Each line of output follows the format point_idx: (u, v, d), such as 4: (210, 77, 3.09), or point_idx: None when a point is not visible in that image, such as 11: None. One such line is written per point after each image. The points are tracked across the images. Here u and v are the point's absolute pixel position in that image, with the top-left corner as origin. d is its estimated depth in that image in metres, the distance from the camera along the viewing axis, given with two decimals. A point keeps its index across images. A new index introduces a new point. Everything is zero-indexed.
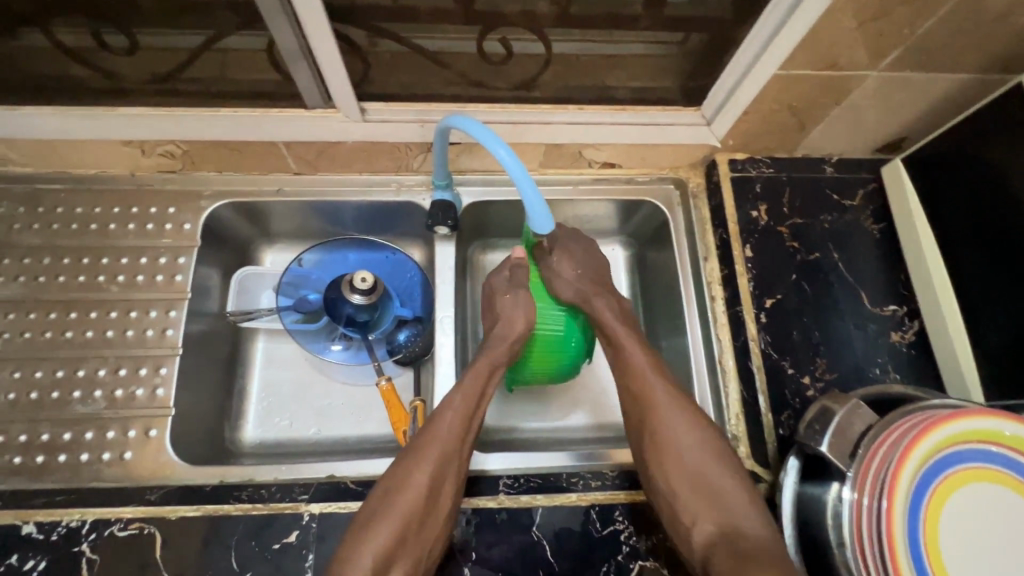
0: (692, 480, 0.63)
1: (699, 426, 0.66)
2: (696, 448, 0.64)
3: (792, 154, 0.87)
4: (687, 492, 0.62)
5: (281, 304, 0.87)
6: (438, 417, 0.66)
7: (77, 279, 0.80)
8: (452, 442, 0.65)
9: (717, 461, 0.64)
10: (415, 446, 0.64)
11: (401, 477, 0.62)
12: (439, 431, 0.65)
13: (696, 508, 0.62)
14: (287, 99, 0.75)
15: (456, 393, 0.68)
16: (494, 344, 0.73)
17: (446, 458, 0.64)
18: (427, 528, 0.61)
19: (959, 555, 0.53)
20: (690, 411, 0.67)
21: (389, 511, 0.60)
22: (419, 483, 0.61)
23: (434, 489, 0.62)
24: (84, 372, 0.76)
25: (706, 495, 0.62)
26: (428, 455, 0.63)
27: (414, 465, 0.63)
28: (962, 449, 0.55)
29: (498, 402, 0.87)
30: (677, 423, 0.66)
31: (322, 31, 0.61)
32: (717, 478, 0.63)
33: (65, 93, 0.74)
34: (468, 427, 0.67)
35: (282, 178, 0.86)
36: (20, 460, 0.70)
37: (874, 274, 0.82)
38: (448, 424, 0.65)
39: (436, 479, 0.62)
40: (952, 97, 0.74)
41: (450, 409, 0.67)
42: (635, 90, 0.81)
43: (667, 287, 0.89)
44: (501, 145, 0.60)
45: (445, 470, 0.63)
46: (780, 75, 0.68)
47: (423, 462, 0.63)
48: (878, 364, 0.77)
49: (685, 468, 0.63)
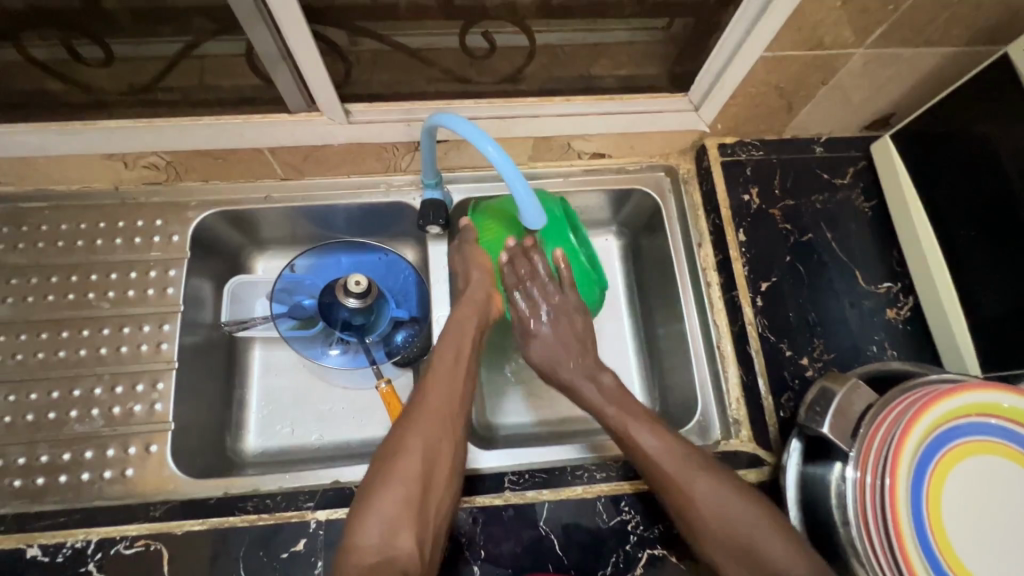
0: (735, 544, 0.60)
1: (727, 489, 0.62)
2: (731, 514, 0.61)
3: (781, 135, 0.87)
4: (730, 560, 0.60)
5: (275, 311, 0.86)
6: (426, 384, 0.68)
7: (66, 297, 0.79)
8: (442, 405, 0.66)
9: (754, 519, 0.60)
10: (408, 415, 0.65)
11: (397, 445, 0.63)
12: (429, 396, 0.66)
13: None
14: (268, 104, 0.73)
15: (436, 357, 0.70)
16: (461, 308, 0.75)
17: (437, 418, 0.65)
18: (430, 489, 0.61)
19: (962, 528, 0.54)
20: (712, 472, 0.63)
21: (390, 478, 0.61)
22: (415, 445, 0.62)
23: (433, 452, 0.63)
24: (80, 392, 0.75)
25: (754, 561, 0.59)
26: (421, 419, 0.64)
27: (407, 431, 0.64)
28: (962, 424, 0.55)
29: (493, 397, 0.87)
30: (692, 486, 0.62)
31: (301, 32, 0.60)
32: (766, 543, 0.59)
33: (41, 109, 0.72)
34: (456, 388, 0.68)
35: (269, 185, 0.84)
36: (21, 483, 0.70)
37: (868, 252, 0.82)
38: (437, 388, 0.67)
39: (431, 441, 0.63)
40: (940, 71, 0.74)
41: (435, 374, 0.68)
42: (621, 79, 0.80)
43: (662, 275, 0.89)
44: (488, 142, 0.59)
45: (441, 432, 0.64)
46: (767, 57, 0.68)
47: (414, 426, 0.64)
48: (875, 342, 0.78)
49: (720, 538, 0.61)
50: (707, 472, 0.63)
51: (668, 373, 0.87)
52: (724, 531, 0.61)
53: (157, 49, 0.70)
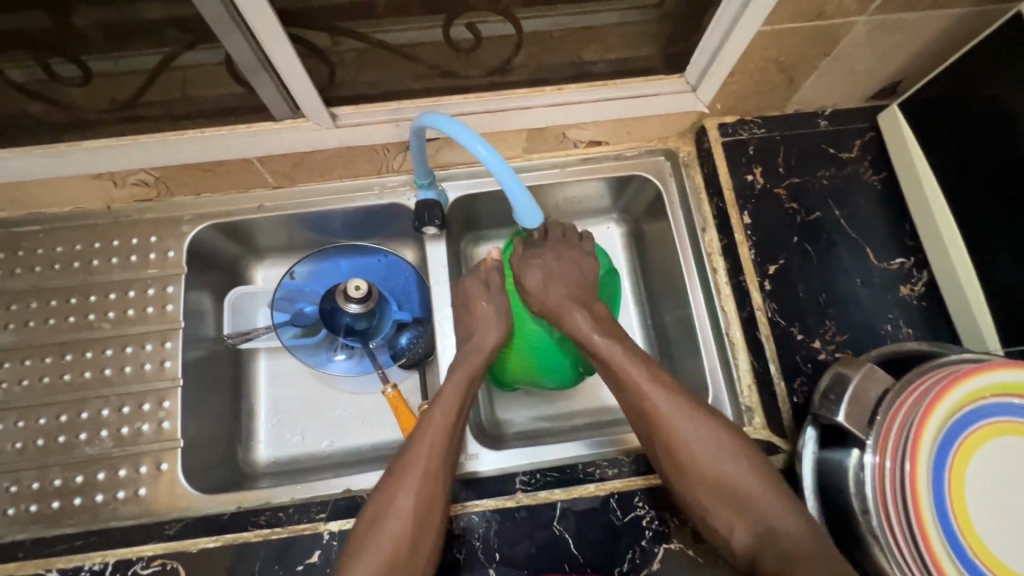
0: (726, 490, 0.62)
1: (724, 439, 0.64)
2: (723, 459, 0.63)
3: (783, 111, 0.84)
4: (717, 504, 0.62)
5: (277, 320, 0.86)
6: (417, 436, 0.65)
7: (67, 320, 0.78)
8: (436, 459, 0.64)
9: (745, 465, 0.63)
10: (399, 468, 0.64)
11: (387, 503, 0.61)
12: (421, 448, 0.64)
13: (735, 520, 0.61)
14: (253, 112, 0.71)
15: (436, 409, 0.67)
16: (467, 359, 0.72)
17: (430, 475, 0.63)
18: (419, 550, 0.60)
19: (986, 513, 0.52)
20: (715, 426, 0.64)
21: (378, 540, 0.59)
22: (406, 505, 0.61)
23: (421, 511, 0.61)
24: (88, 414, 0.75)
25: (740, 503, 0.61)
26: (411, 476, 0.62)
27: (400, 488, 0.62)
28: (987, 405, 0.54)
29: (498, 393, 0.86)
30: (686, 427, 0.64)
31: (277, 36, 0.58)
32: (751, 486, 0.62)
33: (23, 131, 0.71)
34: (450, 441, 0.66)
35: (262, 194, 0.83)
36: (36, 507, 0.70)
37: (878, 227, 0.80)
38: (428, 442, 0.65)
39: (423, 500, 0.61)
40: (950, 32, 0.70)
41: (431, 424, 0.66)
42: (614, 62, 0.77)
43: (665, 261, 0.87)
44: (478, 141, 0.57)
45: (431, 490, 0.62)
46: (765, 31, 0.65)
47: (407, 483, 0.62)
48: (890, 320, 0.75)
49: (708, 480, 0.62)
50: (710, 427, 0.64)
51: (677, 361, 0.85)
52: (714, 476, 0.62)
53: (133, 63, 0.69)
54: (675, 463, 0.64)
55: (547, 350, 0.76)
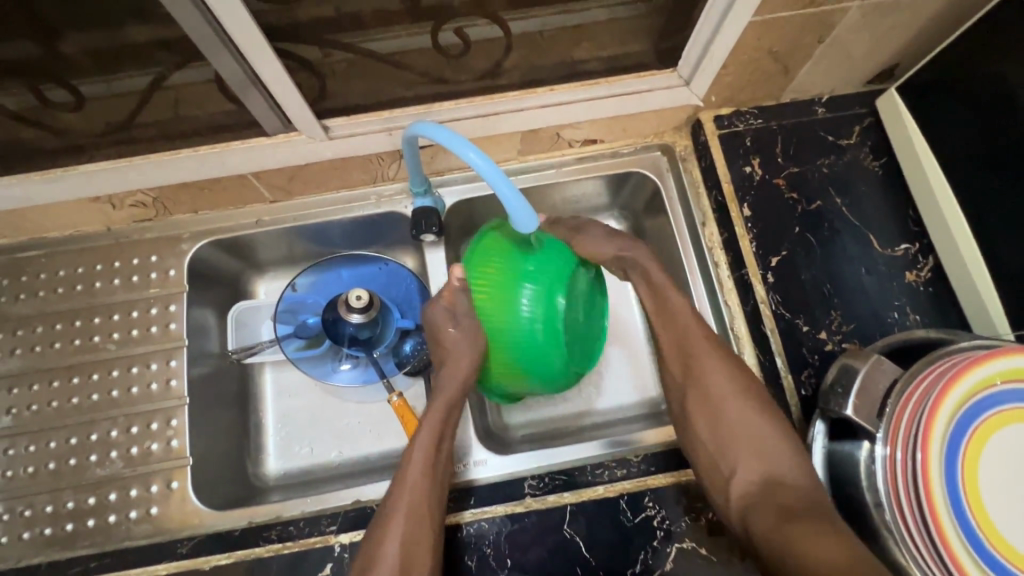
0: (739, 437, 0.63)
1: (746, 380, 0.66)
2: (741, 401, 0.64)
3: (779, 100, 0.83)
4: (730, 450, 0.63)
5: (280, 333, 0.86)
6: (403, 476, 0.64)
7: (73, 343, 0.79)
8: (420, 500, 0.62)
9: (763, 418, 0.63)
10: (384, 515, 0.62)
11: (374, 552, 0.59)
12: (404, 490, 0.63)
13: (744, 466, 0.62)
14: (246, 128, 0.71)
15: (414, 448, 0.65)
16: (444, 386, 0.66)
17: (414, 516, 0.61)
18: None
19: (1002, 502, 0.51)
20: (743, 371, 0.67)
21: None
22: (393, 551, 0.59)
23: (410, 554, 0.59)
24: (97, 436, 0.75)
25: (753, 450, 0.62)
26: (395, 521, 0.61)
27: (384, 534, 0.60)
28: (1002, 391, 0.53)
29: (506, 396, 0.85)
30: (715, 373, 0.66)
31: (264, 53, 0.58)
32: (765, 434, 0.63)
33: (20, 159, 0.71)
34: (433, 480, 0.64)
35: (259, 209, 0.83)
36: (51, 530, 0.71)
37: (881, 214, 0.79)
38: (414, 481, 0.63)
39: (410, 542, 0.59)
40: (946, 14, 0.69)
41: (410, 464, 0.64)
42: (605, 60, 0.77)
43: (666, 257, 0.86)
44: (468, 147, 0.56)
45: (419, 533, 0.60)
46: (755, 22, 0.64)
47: (392, 528, 0.60)
48: (897, 307, 0.74)
49: (726, 427, 0.64)
50: (740, 384, 0.65)
51: None
52: (731, 420, 0.64)
53: (124, 86, 0.69)
54: (703, 408, 0.65)
55: (526, 350, 0.65)
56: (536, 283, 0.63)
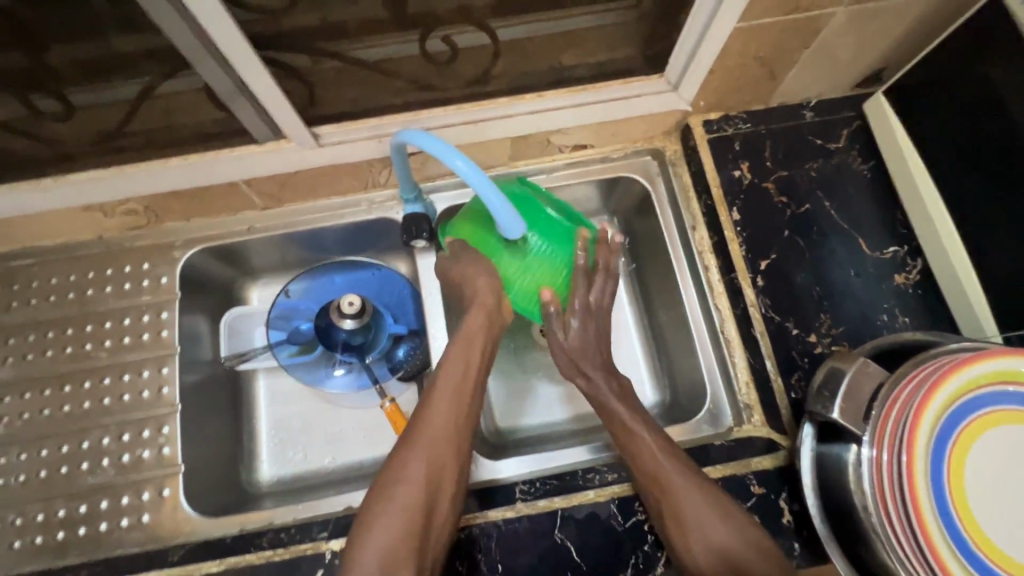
0: (703, 544, 0.62)
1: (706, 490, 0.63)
2: (711, 517, 0.62)
3: (767, 104, 0.83)
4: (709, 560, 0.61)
5: (274, 339, 0.86)
6: (431, 402, 0.68)
7: (65, 351, 0.79)
8: (448, 423, 0.66)
9: (722, 518, 0.62)
10: (410, 436, 0.66)
11: (400, 469, 0.64)
12: (431, 414, 0.67)
13: (710, 569, 0.61)
14: (236, 136, 0.72)
15: (443, 370, 0.69)
16: (472, 315, 0.70)
17: (439, 439, 0.65)
18: (433, 516, 0.62)
19: (985, 504, 0.51)
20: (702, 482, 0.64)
21: (394, 501, 0.62)
22: (418, 469, 0.63)
23: (434, 474, 0.64)
24: (89, 444, 0.76)
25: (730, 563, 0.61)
26: (422, 443, 0.65)
27: (410, 452, 0.65)
28: (985, 393, 0.53)
29: (518, 391, 0.86)
30: (680, 484, 0.63)
31: (252, 61, 0.58)
32: (738, 550, 0.61)
33: (12, 168, 0.72)
34: (463, 402, 0.68)
35: (251, 215, 0.83)
36: (42, 539, 0.71)
37: (870, 216, 0.79)
38: (443, 406, 0.67)
39: (433, 463, 0.64)
40: (930, 17, 0.69)
41: (440, 389, 0.68)
42: (594, 66, 0.77)
43: (657, 260, 0.86)
44: (457, 156, 0.55)
45: (443, 457, 0.65)
46: (741, 27, 0.65)
47: (418, 449, 0.65)
48: (886, 310, 0.74)
49: (702, 541, 0.62)
50: (689, 484, 0.63)
51: (674, 360, 0.85)
52: (704, 531, 0.62)
53: (115, 96, 0.69)
54: (675, 517, 0.62)
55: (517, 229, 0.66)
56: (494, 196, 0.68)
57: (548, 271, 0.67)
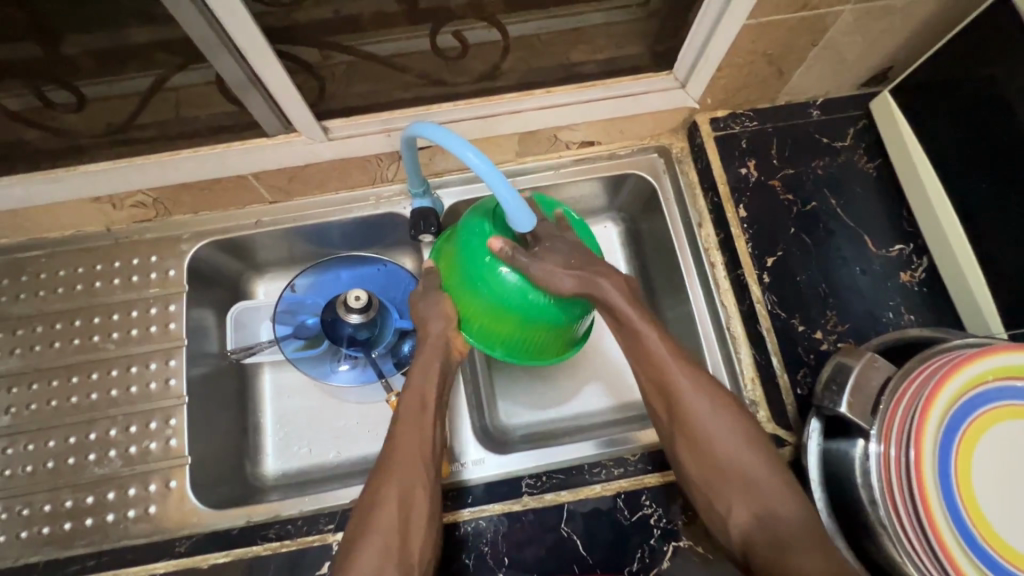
0: (713, 462, 0.61)
1: (724, 409, 0.62)
2: (726, 435, 0.61)
3: (774, 102, 0.84)
4: (721, 480, 0.61)
5: (279, 333, 0.86)
6: (394, 436, 0.65)
7: (73, 343, 0.79)
8: (414, 451, 0.64)
9: (736, 434, 0.62)
10: (380, 465, 0.64)
11: (372, 502, 0.61)
12: (399, 441, 0.64)
13: (721, 487, 0.61)
14: (247, 129, 0.72)
15: (405, 397, 0.67)
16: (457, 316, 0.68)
17: (408, 466, 0.63)
18: (410, 541, 0.59)
19: (993, 499, 0.52)
20: (721, 398, 0.63)
21: (368, 533, 0.59)
22: (389, 498, 0.61)
23: (406, 502, 0.61)
24: (96, 435, 0.76)
25: (742, 481, 0.60)
26: (391, 472, 0.63)
27: (381, 482, 0.62)
28: (991, 389, 0.53)
29: (561, 389, 0.87)
30: (695, 402, 0.62)
31: (267, 55, 0.59)
32: (750, 464, 0.61)
33: (23, 159, 0.72)
34: (427, 429, 0.66)
35: (259, 209, 0.84)
36: (49, 529, 0.71)
37: (876, 213, 0.80)
38: (408, 436, 0.65)
39: (405, 491, 0.62)
40: (937, 18, 0.70)
41: (405, 413, 0.66)
42: (602, 62, 0.78)
43: (663, 257, 0.86)
44: (469, 148, 0.55)
45: (414, 482, 0.62)
46: (750, 25, 0.65)
47: (387, 478, 0.62)
48: (891, 307, 0.75)
49: (714, 459, 0.61)
50: (704, 400, 0.62)
51: None
52: (717, 448, 0.61)
53: (127, 88, 0.70)
54: (686, 436, 0.63)
55: (481, 280, 0.63)
56: (470, 232, 0.64)
57: (510, 323, 0.65)
